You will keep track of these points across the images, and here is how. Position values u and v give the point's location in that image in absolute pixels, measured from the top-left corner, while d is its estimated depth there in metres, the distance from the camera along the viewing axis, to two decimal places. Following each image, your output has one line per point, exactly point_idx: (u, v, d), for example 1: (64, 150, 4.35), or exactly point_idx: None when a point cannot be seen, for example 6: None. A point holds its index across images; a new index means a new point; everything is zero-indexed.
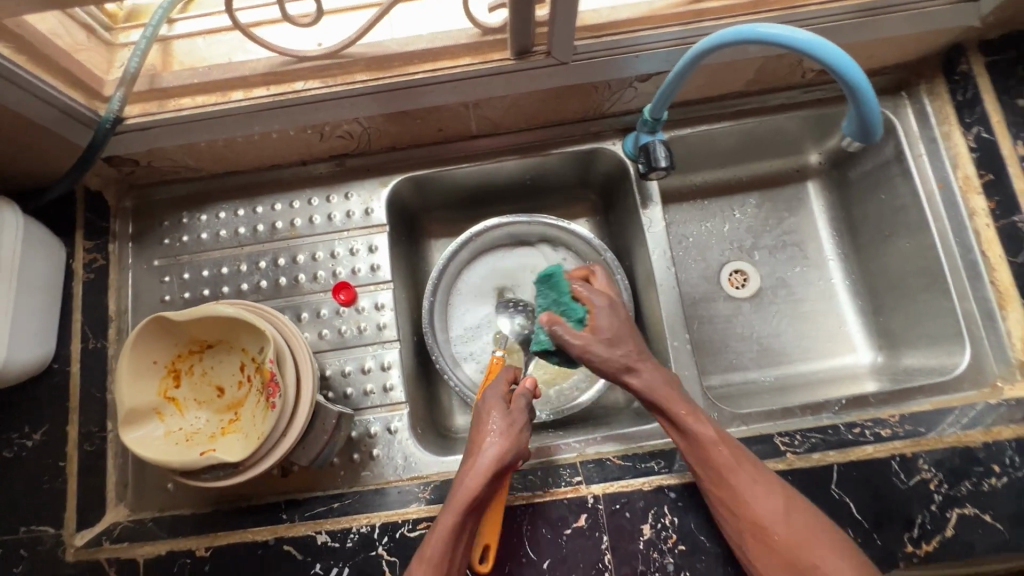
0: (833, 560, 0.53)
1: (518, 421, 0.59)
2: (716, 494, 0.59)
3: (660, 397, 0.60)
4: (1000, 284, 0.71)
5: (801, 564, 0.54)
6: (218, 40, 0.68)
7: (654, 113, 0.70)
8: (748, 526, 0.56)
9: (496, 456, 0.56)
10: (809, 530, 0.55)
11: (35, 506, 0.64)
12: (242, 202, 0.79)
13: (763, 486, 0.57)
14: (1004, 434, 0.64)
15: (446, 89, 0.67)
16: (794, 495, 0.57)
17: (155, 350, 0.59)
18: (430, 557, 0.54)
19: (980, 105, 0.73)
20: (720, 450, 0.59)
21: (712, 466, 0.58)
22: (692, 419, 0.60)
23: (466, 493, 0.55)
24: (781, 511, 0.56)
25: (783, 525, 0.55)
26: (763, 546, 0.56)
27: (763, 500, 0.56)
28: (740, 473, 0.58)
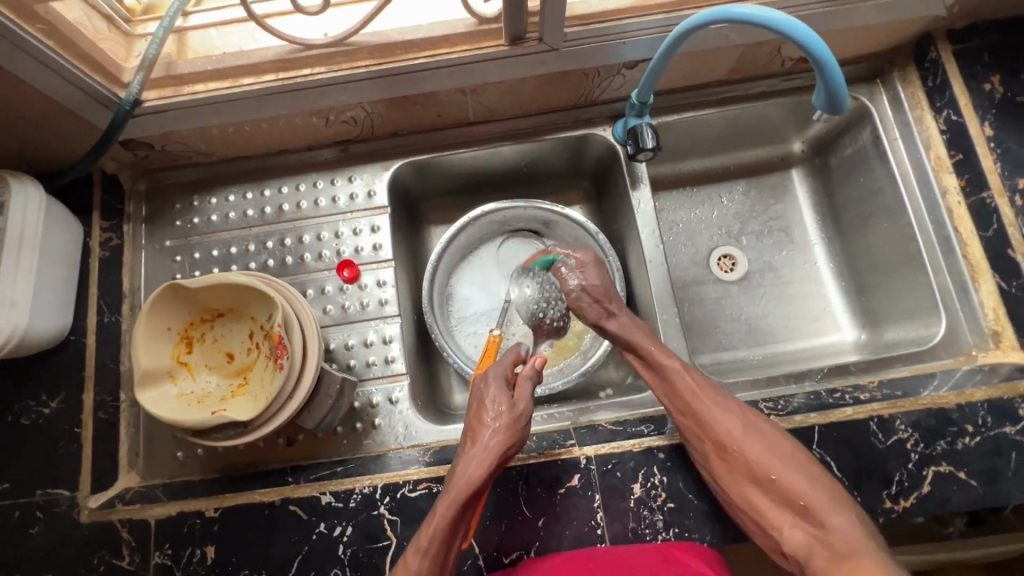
0: (791, 472, 0.60)
1: (524, 416, 0.62)
2: (684, 420, 0.65)
3: (634, 339, 0.70)
4: (972, 257, 0.75)
5: (762, 474, 0.60)
6: (230, 31, 0.72)
7: (641, 97, 0.74)
8: (713, 444, 0.63)
9: (496, 446, 0.59)
10: (770, 447, 0.61)
11: (49, 471, 0.67)
12: (251, 186, 0.83)
13: (726, 409, 0.64)
14: (979, 396, 0.66)
15: (445, 74, 0.72)
16: (754, 417, 0.64)
17: (170, 317, 0.63)
18: (425, 547, 0.56)
19: (949, 89, 0.78)
20: (687, 378, 0.67)
21: (678, 391, 0.66)
22: (661, 355, 0.69)
23: (465, 487, 0.58)
24: (738, 428, 0.63)
25: (743, 441, 0.62)
26: (727, 461, 0.62)
27: (726, 420, 0.63)
28: (704, 400, 0.65)
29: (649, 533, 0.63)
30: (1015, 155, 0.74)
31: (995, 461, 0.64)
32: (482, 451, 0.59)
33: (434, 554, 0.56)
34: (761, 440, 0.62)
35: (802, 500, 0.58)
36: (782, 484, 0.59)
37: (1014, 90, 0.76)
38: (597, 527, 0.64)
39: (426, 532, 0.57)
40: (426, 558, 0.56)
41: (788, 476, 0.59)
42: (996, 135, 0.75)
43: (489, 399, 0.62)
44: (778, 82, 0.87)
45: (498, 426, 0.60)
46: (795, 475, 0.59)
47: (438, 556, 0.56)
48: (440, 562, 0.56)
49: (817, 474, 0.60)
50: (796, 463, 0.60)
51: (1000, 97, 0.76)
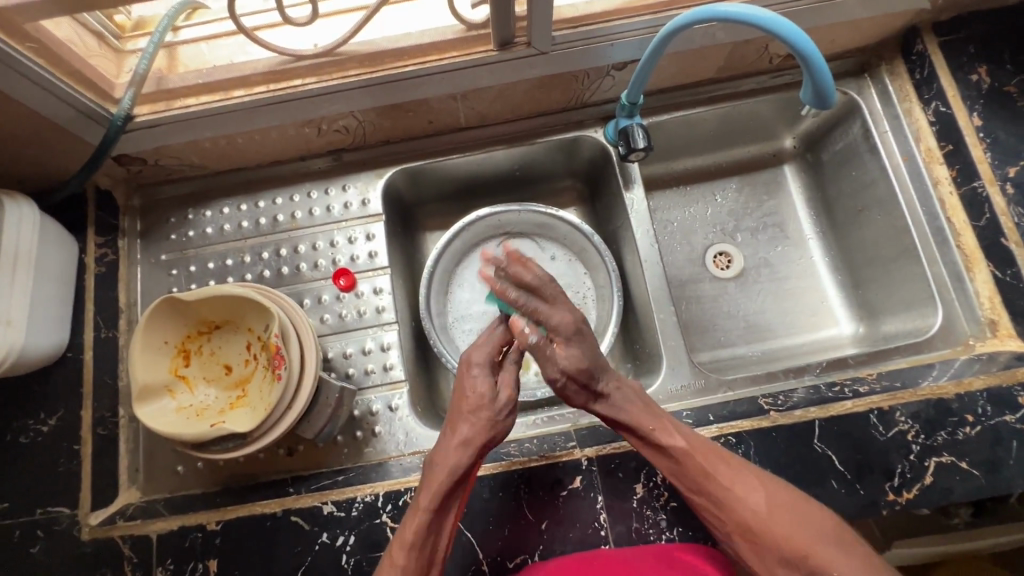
0: (821, 546, 0.55)
1: (504, 405, 0.62)
2: (700, 502, 0.60)
3: (628, 415, 0.63)
4: (966, 247, 0.75)
5: (794, 554, 0.56)
6: (220, 44, 0.72)
7: (631, 98, 0.75)
8: (737, 526, 0.59)
9: (476, 437, 0.61)
10: (795, 522, 0.57)
11: (49, 489, 0.66)
12: (245, 198, 0.83)
13: (742, 485, 0.59)
14: (978, 384, 0.67)
15: (436, 81, 0.72)
16: (772, 485, 0.59)
17: (166, 331, 0.63)
18: (409, 542, 0.56)
19: (937, 81, 0.79)
20: (695, 459, 0.60)
21: (689, 476, 0.60)
22: (664, 434, 0.62)
23: (446, 476, 0.59)
24: (762, 504, 0.58)
25: (766, 519, 0.57)
26: (753, 542, 0.59)
27: (746, 498, 0.58)
28: (718, 480, 0.59)
29: (653, 533, 0.63)
30: (1004, 145, 0.74)
31: (997, 450, 0.64)
32: (466, 435, 0.60)
33: (422, 551, 0.56)
34: (786, 516, 0.57)
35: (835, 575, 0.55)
36: (813, 560, 0.55)
37: (1001, 80, 0.76)
38: (601, 529, 0.63)
39: (411, 525, 0.57)
40: (412, 551, 0.56)
41: (819, 552, 0.55)
42: (984, 125, 0.75)
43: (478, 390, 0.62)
44: (767, 79, 0.87)
45: (473, 418, 0.61)
46: (827, 552, 0.55)
47: (423, 547, 0.57)
48: (426, 555, 0.57)
49: (845, 542, 0.56)
50: (825, 540, 0.56)
51: (987, 88, 0.76)
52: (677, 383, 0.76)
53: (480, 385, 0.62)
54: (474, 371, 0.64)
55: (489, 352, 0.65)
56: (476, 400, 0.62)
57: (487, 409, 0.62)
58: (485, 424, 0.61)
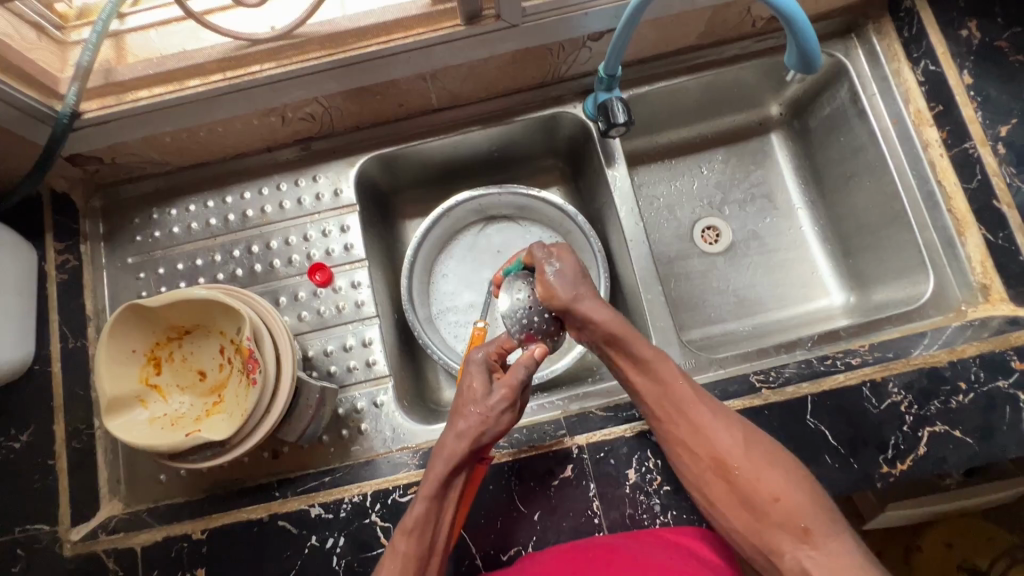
0: (790, 490, 0.55)
1: (501, 400, 0.58)
2: (675, 435, 0.60)
3: (618, 333, 0.61)
4: (957, 210, 0.73)
5: (761, 499, 0.56)
6: (171, 31, 0.68)
7: (609, 70, 0.71)
8: (708, 462, 0.59)
9: (484, 424, 0.57)
10: (768, 459, 0.57)
11: (26, 506, 0.65)
12: (212, 194, 0.80)
13: (720, 427, 0.59)
14: (971, 351, 0.65)
15: (402, 60, 0.68)
16: (751, 432, 0.60)
17: (133, 338, 0.60)
18: (408, 526, 0.54)
19: (926, 39, 0.76)
20: (677, 390, 0.61)
21: (673, 405, 0.61)
22: (657, 359, 0.62)
23: (444, 469, 0.56)
24: (735, 444, 0.59)
25: (740, 459, 0.58)
26: (721, 483, 0.58)
27: (722, 435, 0.59)
28: (696, 411, 0.60)
29: (647, 518, 0.62)
30: (995, 103, 0.72)
31: (990, 417, 0.63)
32: (463, 428, 0.57)
33: (425, 532, 0.54)
34: (760, 454, 0.58)
35: (801, 523, 0.54)
36: (782, 505, 0.55)
37: (992, 35, 0.73)
38: (594, 517, 0.62)
39: (414, 510, 0.55)
40: (411, 538, 0.54)
41: (790, 499, 0.55)
42: (975, 83, 0.73)
43: (473, 385, 0.59)
44: (751, 44, 0.83)
45: (467, 413, 0.58)
46: (798, 499, 0.55)
47: (424, 531, 0.55)
48: (429, 541, 0.55)
49: (816, 491, 0.56)
50: (795, 476, 0.56)
51: (978, 44, 0.73)
52: None
53: (475, 381, 0.59)
54: (472, 372, 0.61)
55: (491, 353, 0.63)
56: (469, 396, 0.59)
57: (496, 399, 0.58)
58: (481, 423, 0.57)
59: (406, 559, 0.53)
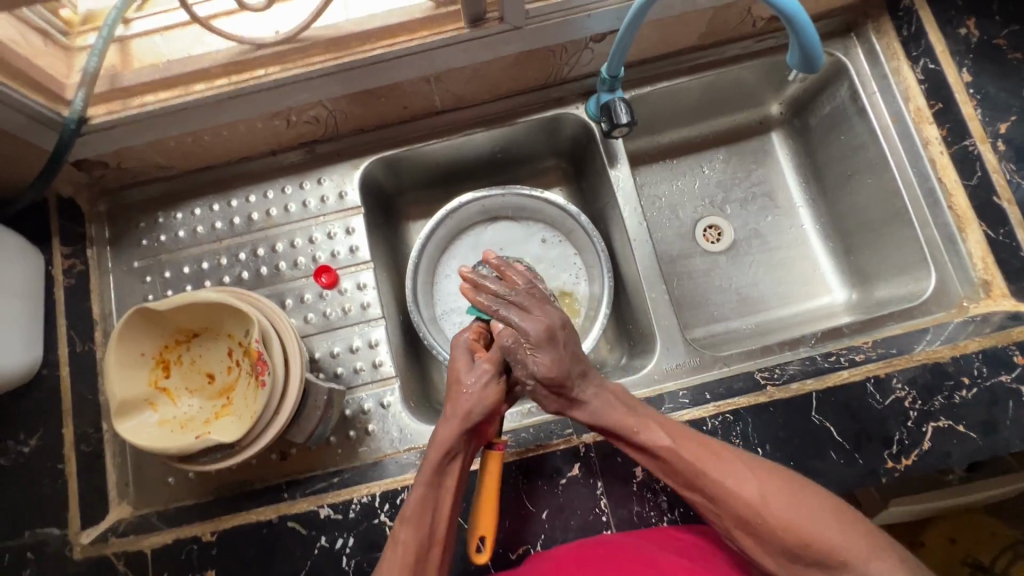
0: (825, 533, 0.52)
1: (485, 373, 0.61)
2: (695, 497, 0.58)
3: (610, 420, 0.60)
4: (958, 207, 0.74)
5: (795, 542, 0.53)
6: (176, 36, 0.68)
7: (611, 71, 0.72)
8: (734, 520, 0.56)
9: (473, 399, 0.59)
10: (793, 502, 0.54)
11: (36, 509, 0.65)
12: (217, 197, 0.80)
13: (735, 477, 0.56)
14: (973, 347, 0.66)
15: (405, 64, 0.69)
16: (765, 471, 0.56)
17: (141, 342, 0.60)
18: (405, 513, 0.55)
19: (925, 37, 0.76)
20: (681, 453, 0.57)
21: (680, 473, 0.57)
22: (645, 430, 0.59)
23: (439, 452, 0.57)
24: (757, 493, 0.55)
25: (765, 508, 0.54)
26: (751, 534, 0.55)
27: (740, 488, 0.55)
28: (707, 475, 0.56)
29: (655, 516, 0.63)
30: (994, 100, 0.73)
31: (993, 411, 0.63)
32: (453, 406, 0.59)
33: (421, 517, 0.55)
34: (785, 500, 0.54)
35: (839, 557, 0.52)
36: (818, 548, 0.52)
37: (990, 33, 0.74)
38: (602, 515, 0.63)
39: (412, 498, 0.56)
40: (410, 525, 0.54)
41: (820, 536, 0.52)
42: (974, 81, 0.74)
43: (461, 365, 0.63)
44: (751, 44, 0.84)
45: (455, 393, 0.61)
46: (826, 529, 0.52)
47: (423, 519, 0.55)
48: (428, 527, 0.55)
49: (848, 520, 0.53)
50: (824, 515, 0.53)
51: (977, 41, 0.74)
52: (671, 362, 0.75)
53: (459, 358, 0.63)
54: (457, 350, 0.65)
55: (471, 335, 0.67)
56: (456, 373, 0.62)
57: (480, 375, 0.61)
58: (468, 399, 0.59)
59: (406, 550, 0.53)
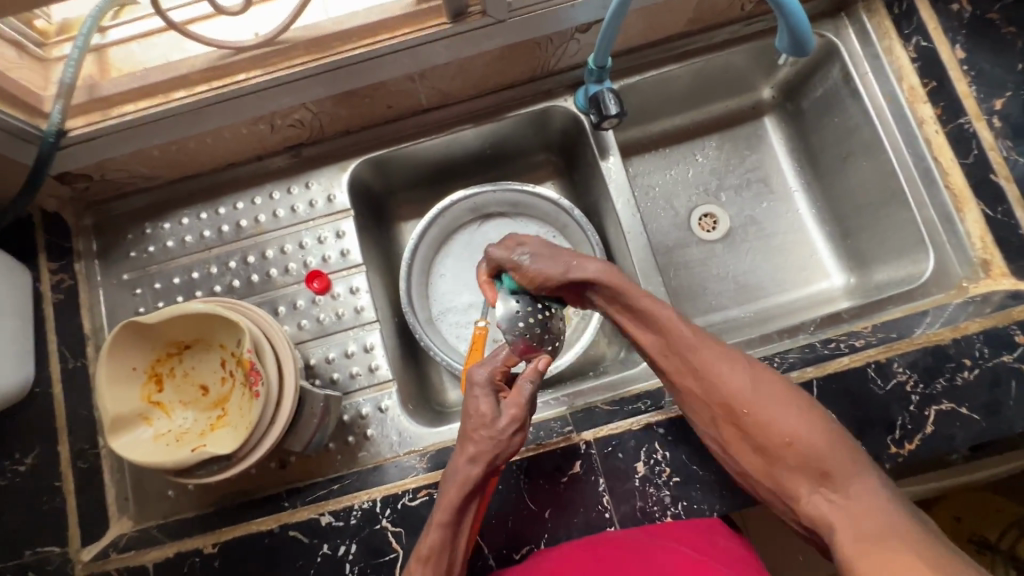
0: (805, 432, 0.53)
1: (511, 423, 0.55)
2: (686, 382, 0.60)
3: (620, 289, 0.60)
4: (955, 187, 0.73)
5: (778, 442, 0.54)
6: (154, 43, 0.67)
7: (598, 61, 0.70)
8: (715, 407, 0.58)
9: (496, 447, 0.55)
10: (780, 399, 0.56)
11: (35, 529, 0.64)
12: (204, 206, 0.79)
13: (728, 368, 0.57)
14: (974, 328, 0.65)
15: (388, 62, 0.67)
16: (760, 369, 0.58)
17: (132, 356, 0.60)
18: (424, 553, 0.53)
19: (917, 15, 0.75)
20: (677, 334, 0.59)
21: (677, 355, 0.60)
22: (654, 310, 0.60)
23: (459, 494, 0.54)
24: (747, 383, 0.57)
25: (750, 398, 0.56)
26: (739, 428, 0.57)
27: (727, 379, 0.57)
28: (695, 354, 0.59)
29: (658, 510, 0.62)
30: (989, 76, 0.72)
31: (995, 393, 0.63)
32: (474, 453, 0.55)
33: (438, 561, 0.53)
34: (774, 395, 0.56)
35: (819, 464, 0.52)
36: (797, 443, 0.54)
37: (982, 8, 0.73)
38: (605, 511, 0.62)
39: (429, 535, 0.54)
40: (428, 565, 0.53)
41: (806, 441, 0.53)
42: (968, 57, 0.73)
43: (482, 407, 0.55)
44: (740, 28, 0.82)
45: (477, 438, 0.55)
46: (815, 444, 0.53)
47: (441, 559, 0.53)
48: (445, 566, 0.53)
49: (835, 432, 0.54)
50: (811, 414, 0.54)
51: (969, 17, 0.73)
52: None
53: (483, 404, 0.55)
54: (476, 392, 0.57)
55: (495, 371, 0.58)
56: (476, 421, 0.55)
57: (506, 423, 0.55)
58: (494, 445, 0.55)
59: None
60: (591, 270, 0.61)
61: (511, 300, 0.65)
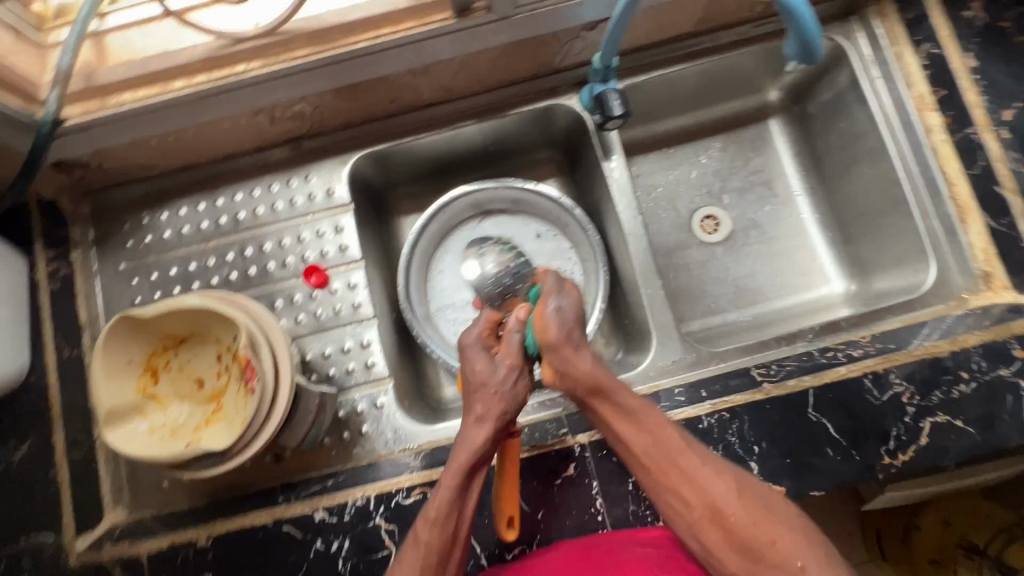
0: (788, 532, 0.49)
1: (509, 374, 0.54)
2: (662, 481, 0.53)
3: (599, 375, 0.54)
4: (960, 197, 0.72)
5: (759, 542, 0.49)
6: (152, 30, 0.66)
7: (603, 62, 0.69)
8: (699, 508, 0.51)
9: (505, 398, 0.53)
10: (764, 502, 0.51)
11: (29, 517, 0.65)
12: (202, 196, 0.78)
13: (710, 470, 0.52)
14: (973, 341, 0.66)
15: (390, 57, 0.66)
16: (742, 474, 0.53)
17: (128, 349, 0.59)
18: (431, 516, 0.51)
19: (928, 22, 0.74)
20: (659, 434, 0.54)
21: (655, 452, 0.53)
22: (635, 411, 0.54)
23: (470, 457, 0.52)
24: (728, 488, 0.51)
25: (734, 503, 0.50)
26: (719, 529, 0.50)
27: (712, 480, 0.51)
28: (682, 456, 0.53)
29: (650, 515, 0.63)
30: (999, 87, 0.71)
31: (991, 406, 0.63)
32: (480, 412, 0.53)
33: (447, 525, 0.51)
34: (759, 498, 0.51)
35: (800, 562, 0.47)
36: (778, 548, 0.48)
37: (995, 16, 0.74)
38: (597, 514, 0.63)
39: (437, 499, 0.52)
40: (435, 527, 0.51)
41: (785, 542, 0.48)
42: (980, 67, 0.73)
43: (478, 364, 0.54)
44: (748, 29, 0.81)
45: (483, 395, 0.53)
46: (795, 540, 0.48)
47: (448, 522, 0.51)
48: (449, 535, 0.51)
49: (813, 530, 0.50)
50: (791, 518, 0.50)
51: (983, 25, 0.74)
52: (667, 359, 0.74)
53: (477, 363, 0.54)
54: (469, 353, 0.56)
55: (483, 330, 0.58)
56: (476, 380, 0.54)
57: (511, 377, 0.54)
58: (500, 399, 0.53)
59: (427, 549, 0.50)
60: (584, 360, 0.55)
61: (499, 264, 0.67)
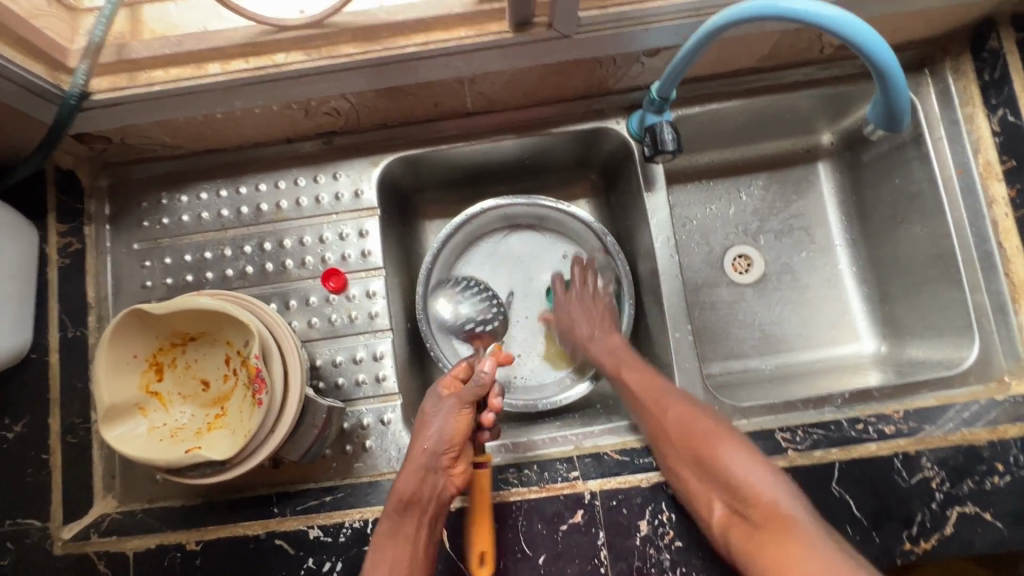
0: (749, 471, 0.56)
1: (450, 413, 0.60)
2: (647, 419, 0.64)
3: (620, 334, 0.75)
4: (1014, 277, 0.70)
5: (726, 481, 0.57)
6: (191, 6, 0.62)
7: (661, 92, 0.65)
8: (675, 444, 0.61)
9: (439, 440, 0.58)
10: (732, 442, 0.59)
11: (18, 499, 0.63)
12: (225, 182, 0.75)
13: (683, 412, 0.62)
14: (1012, 433, 0.64)
15: (440, 64, 0.63)
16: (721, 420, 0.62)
17: (134, 343, 0.57)
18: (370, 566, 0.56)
19: (1009, 86, 0.70)
20: (647, 380, 0.67)
21: (645, 392, 0.66)
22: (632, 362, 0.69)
23: (396, 502, 0.57)
24: (700, 427, 0.61)
25: (700, 439, 0.60)
26: (693, 466, 0.59)
27: (685, 420, 0.62)
28: (662, 398, 0.65)
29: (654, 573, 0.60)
30: None
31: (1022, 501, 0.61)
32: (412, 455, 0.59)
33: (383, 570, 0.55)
34: (728, 437, 0.60)
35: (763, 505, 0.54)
36: (743, 487, 0.56)
37: None
38: (600, 566, 0.60)
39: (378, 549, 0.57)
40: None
41: (746, 477, 0.56)
42: None
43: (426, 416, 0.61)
44: (813, 71, 0.77)
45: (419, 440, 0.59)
46: (756, 481, 0.55)
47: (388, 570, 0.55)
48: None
49: (781, 480, 0.56)
50: (758, 461, 0.57)
51: None
52: None
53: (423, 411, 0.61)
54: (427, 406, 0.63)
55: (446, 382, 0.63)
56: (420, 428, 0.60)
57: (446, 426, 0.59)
58: (428, 440, 0.58)
59: None
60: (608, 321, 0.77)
61: None
